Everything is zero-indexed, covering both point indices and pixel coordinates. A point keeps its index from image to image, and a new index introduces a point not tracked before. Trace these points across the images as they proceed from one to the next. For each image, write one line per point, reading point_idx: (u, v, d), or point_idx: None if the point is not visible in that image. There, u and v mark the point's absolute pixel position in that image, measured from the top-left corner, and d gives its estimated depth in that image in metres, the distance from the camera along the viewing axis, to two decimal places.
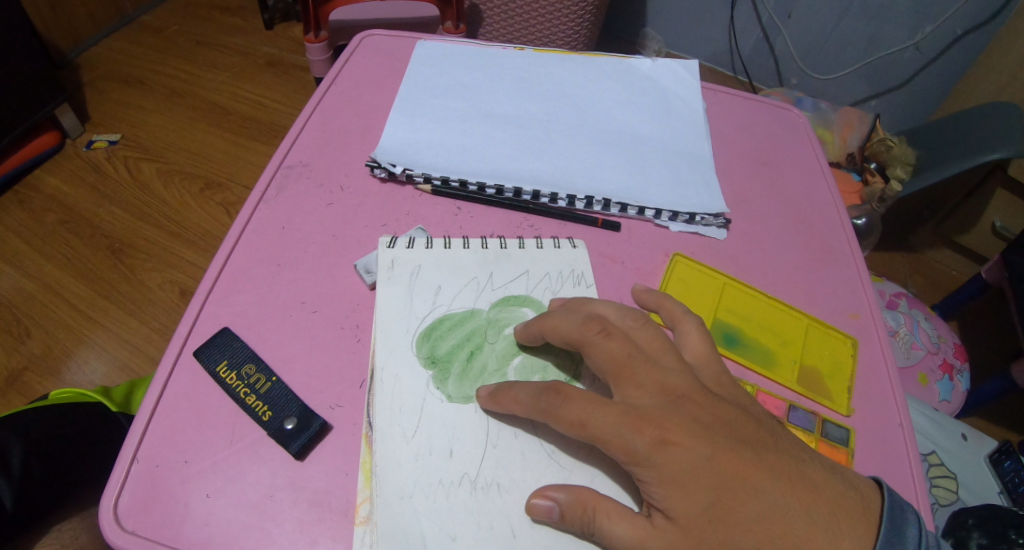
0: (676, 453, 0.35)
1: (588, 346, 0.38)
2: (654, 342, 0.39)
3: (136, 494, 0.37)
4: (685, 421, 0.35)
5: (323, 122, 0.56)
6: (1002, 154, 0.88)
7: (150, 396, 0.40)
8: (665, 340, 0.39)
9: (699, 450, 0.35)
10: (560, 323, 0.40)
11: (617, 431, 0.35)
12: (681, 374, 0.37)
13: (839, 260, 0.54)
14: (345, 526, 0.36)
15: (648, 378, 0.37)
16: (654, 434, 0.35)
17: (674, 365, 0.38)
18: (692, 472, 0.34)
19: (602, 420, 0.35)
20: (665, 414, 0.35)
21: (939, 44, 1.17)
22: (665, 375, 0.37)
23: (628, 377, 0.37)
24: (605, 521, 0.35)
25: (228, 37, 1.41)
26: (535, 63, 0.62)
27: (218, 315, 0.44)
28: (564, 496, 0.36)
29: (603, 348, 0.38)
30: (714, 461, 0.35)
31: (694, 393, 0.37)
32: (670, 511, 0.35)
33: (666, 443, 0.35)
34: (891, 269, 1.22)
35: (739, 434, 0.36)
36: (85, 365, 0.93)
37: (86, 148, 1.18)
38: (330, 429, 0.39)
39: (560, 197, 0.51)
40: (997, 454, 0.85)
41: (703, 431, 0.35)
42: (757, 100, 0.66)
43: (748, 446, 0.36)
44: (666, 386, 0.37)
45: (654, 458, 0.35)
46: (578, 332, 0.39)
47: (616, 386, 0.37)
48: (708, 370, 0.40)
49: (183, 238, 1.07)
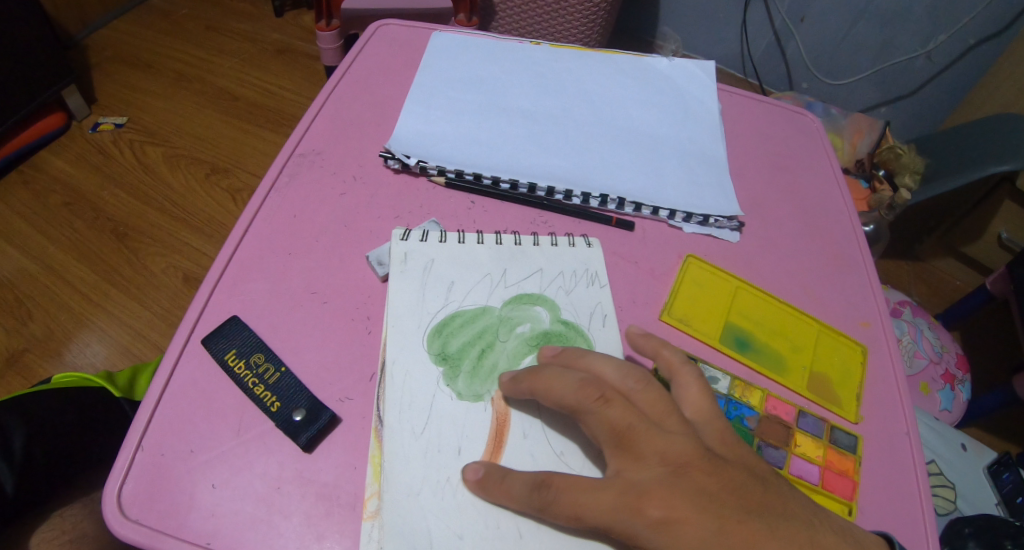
0: (680, 532, 0.33)
1: (586, 415, 0.36)
2: (656, 404, 0.36)
3: (141, 482, 0.37)
4: (689, 496, 0.33)
5: (336, 111, 0.55)
6: (1011, 167, 0.89)
7: (156, 384, 0.40)
8: (668, 401, 0.36)
9: (706, 529, 0.33)
10: (555, 384, 0.37)
11: (615, 514, 0.34)
12: (684, 440, 0.35)
13: (851, 267, 0.54)
14: (352, 520, 0.36)
15: (648, 449, 0.35)
16: (655, 514, 0.33)
17: (676, 429, 0.35)
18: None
19: (600, 504, 0.34)
20: (666, 492, 0.33)
21: (952, 53, 1.17)
22: (666, 443, 0.35)
23: (627, 450, 0.35)
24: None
25: (237, 22, 1.40)
26: (551, 58, 0.61)
27: (227, 303, 0.44)
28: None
29: (602, 417, 0.36)
30: (720, 536, 0.33)
31: (699, 462, 0.34)
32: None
33: (668, 522, 0.33)
34: (894, 276, 1.22)
35: (746, 507, 0.34)
36: (87, 348, 0.93)
37: (92, 130, 1.17)
38: (339, 422, 0.39)
39: (575, 195, 0.51)
40: (995, 465, 0.85)
41: (708, 506, 0.33)
42: (772, 102, 0.65)
43: (758, 517, 0.34)
44: (668, 456, 0.34)
45: (656, 540, 0.33)
46: (574, 399, 0.37)
47: (614, 458, 0.35)
48: (711, 427, 0.37)
49: (188, 223, 1.06)
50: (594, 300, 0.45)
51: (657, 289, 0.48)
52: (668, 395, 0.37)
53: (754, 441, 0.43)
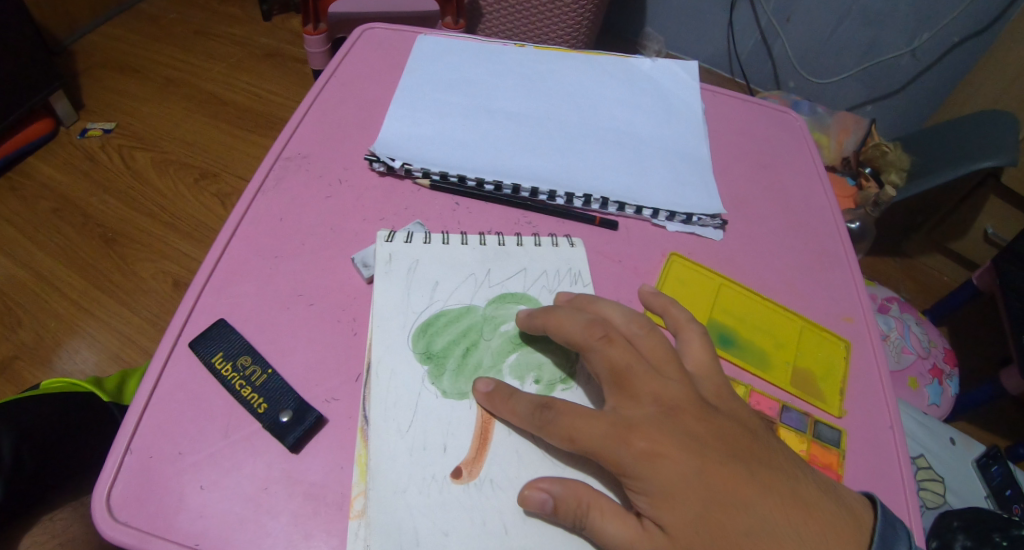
0: (663, 464, 0.35)
1: (591, 352, 0.39)
2: (656, 351, 0.40)
3: (129, 485, 0.37)
4: (676, 433, 0.36)
5: (322, 115, 0.55)
6: (998, 162, 0.89)
7: (144, 386, 0.40)
8: (668, 349, 0.40)
9: (688, 464, 0.36)
10: (566, 321, 0.41)
11: (605, 442, 0.36)
12: (678, 385, 0.38)
13: (834, 264, 0.55)
14: (340, 519, 0.37)
15: (644, 389, 0.38)
16: (641, 445, 0.36)
17: (672, 375, 0.39)
18: (680, 483, 0.35)
19: (592, 432, 0.36)
20: (656, 427, 0.36)
21: (936, 51, 1.18)
22: (662, 386, 0.38)
23: (626, 388, 0.38)
24: (598, 518, 0.35)
25: (226, 27, 1.40)
26: (535, 60, 0.61)
27: (214, 306, 0.44)
28: (559, 490, 0.36)
29: (605, 354, 0.39)
30: (702, 475, 0.35)
31: (689, 405, 0.38)
32: (658, 518, 0.35)
33: (654, 454, 0.36)
34: (883, 273, 1.23)
35: (729, 451, 0.37)
36: (77, 354, 0.92)
37: (80, 136, 1.17)
38: (325, 422, 0.40)
39: (559, 195, 0.51)
40: (985, 458, 0.86)
41: (693, 444, 0.36)
42: (755, 102, 0.66)
43: (739, 462, 0.36)
44: (661, 398, 0.38)
45: (641, 469, 0.36)
46: (580, 335, 0.40)
47: (612, 394, 0.38)
48: (708, 380, 0.40)
49: (177, 228, 1.06)
50: None
51: (641, 288, 0.48)
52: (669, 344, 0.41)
53: None
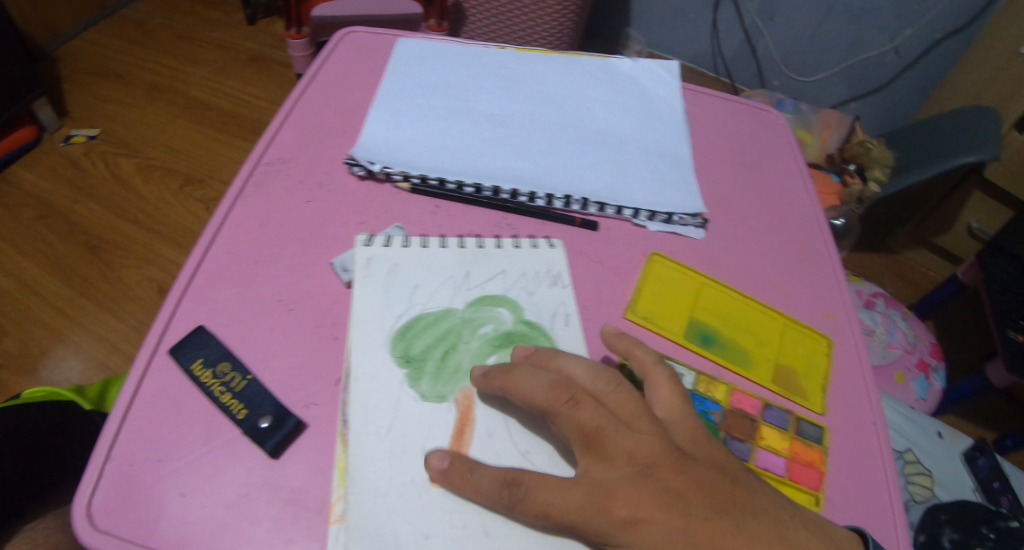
0: (647, 530, 0.35)
1: (556, 417, 0.38)
2: (626, 405, 0.38)
3: (110, 493, 0.37)
4: (654, 495, 0.36)
5: (302, 119, 0.55)
6: (977, 156, 0.88)
7: (124, 394, 0.40)
8: (637, 402, 0.38)
9: (668, 525, 0.35)
10: (525, 384, 0.39)
11: (586, 514, 0.35)
12: (651, 440, 0.37)
13: (815, 261, 0.55)
14: (320, 524, 0.36)
15: (617, 449, 0.37)
16: (622, 513, 0.35)
17: (643, 429, 0.38)
18: (662, 546, 0.35)
19: (569, 504, 0.35)
20: (632, 491, 0.35)
21: (919, 48, 1.19)
22: (633, 443, 0.37)
23: (598, 450, 0.37)
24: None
25: (210, 31, 1.39)
26: (515, 62, 0.62)
27: (194, 313, 0.44)
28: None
29: (573, 418, 0.37)
30: (685, 532, 0.35)
31: (665, 460, 0.37)
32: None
33: (635, 522, 0.35)
34: (867, 269, 1.24)
35: (708, 504, 0.36)
36: (63, 363, 0.92)
37: (64, 143, 1.16)
38: (306, 427, 0.40)
39: (539, 196, 0.52)
40: (971, 451, 0.87)
41: (671, 502, 0.36)
42: (737, 101, 0.66)
43: (718, 513, 0.36)
44: (636, 456, 0.37)
45: (623, 537, 0.35)
46: (545, 400, 0.38)
47: (585, 458, 0.37)
48: (680, 424, 0.39)
49: (163, 235, 1.06)
50: (558, 301, 0.46)
51: (622, 288, 0.49)
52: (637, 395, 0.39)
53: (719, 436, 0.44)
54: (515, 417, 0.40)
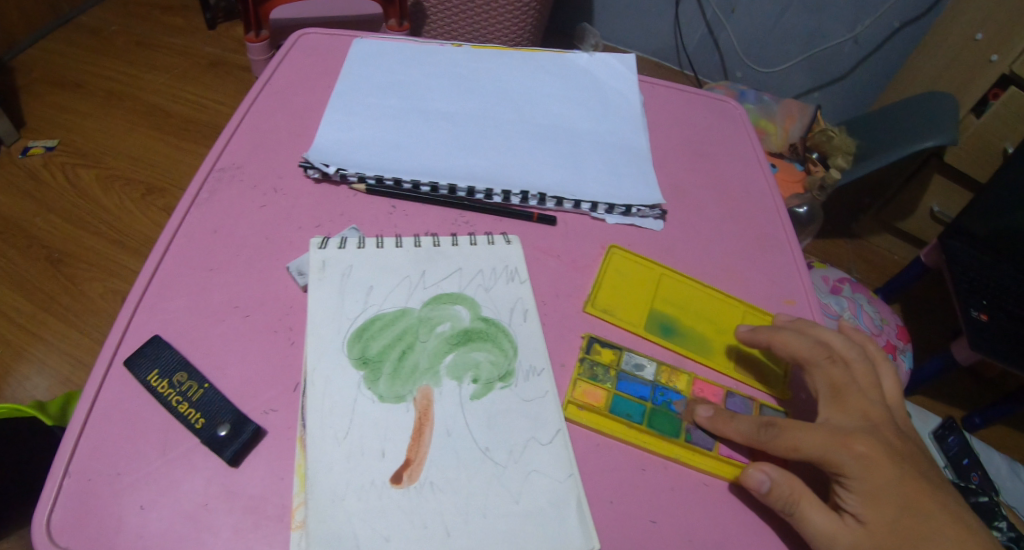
0: (877, 468, 0.39)
1: (815, 367, 0.44)
2: (867, 378, 0.44)
3: (68, 508, 0.36)
4: (884, 446, 0.40)
5: (254, 124, 0.55)
6: (937, 142, 0.89)
7: (80, 407, 0.39)
8: (875, 379, 0.44)
9: (895, 473, 0.39)
10: (794, 341, 0.45)
11: (828, 446, 0.39)
12: (882, 408, 0.42)
13: (774, 248, 0.56)
14: (280, 531, 0.36)
15: (857, 404, 0.42)
16: (860, 449, 0.39)
17: (876, 399, 0.43)
18: (890, 489, 0.38)
19: (815, 438, 0.40)
20: (870, 436, 0.40)
21: (877, 37, 1.21)
22: (870, 406, 0.42)
23: (840, 401, 0.42)
24: (807, 509, 0.38)
25: (169, 36, 1.37)
26: (470, 60, 0.62)
27: (148, 323, 0.43)
28: (777, 474, 0.39)
29: (827, 372, 0.44)
30: (906, 487, 0.39)
31: (891, 428, 0.42)
32: (861, 516, 0.38)
33: (870, 458, 0.39)
34: (835, 255, 1.27)
35: (931, 481, 0.40)
36: (27, 381, 0.90)
37: (21, 155, 1.13)
38: (264, 434, 0.39)
39: (495, 193, 0.52)
40: (941, 430, 0.89)
41: (899, 459, 0.40)
42: (694, 92, 0.67)
43: (932, 488, 0.40)
44: (869, 416, 0.42)
45: (857, 469, 0.39)
46: (810, 352, 0.44)
47: (826, 406, 0.43)
48: (900, 413, 0.45)
49: (126, 246, 1.04)
50: (515, 297, 0.46)
51: (580, 282, 0.49)
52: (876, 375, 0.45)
53: (682, 425, 0.43)
54: (475, 416, 0.40)
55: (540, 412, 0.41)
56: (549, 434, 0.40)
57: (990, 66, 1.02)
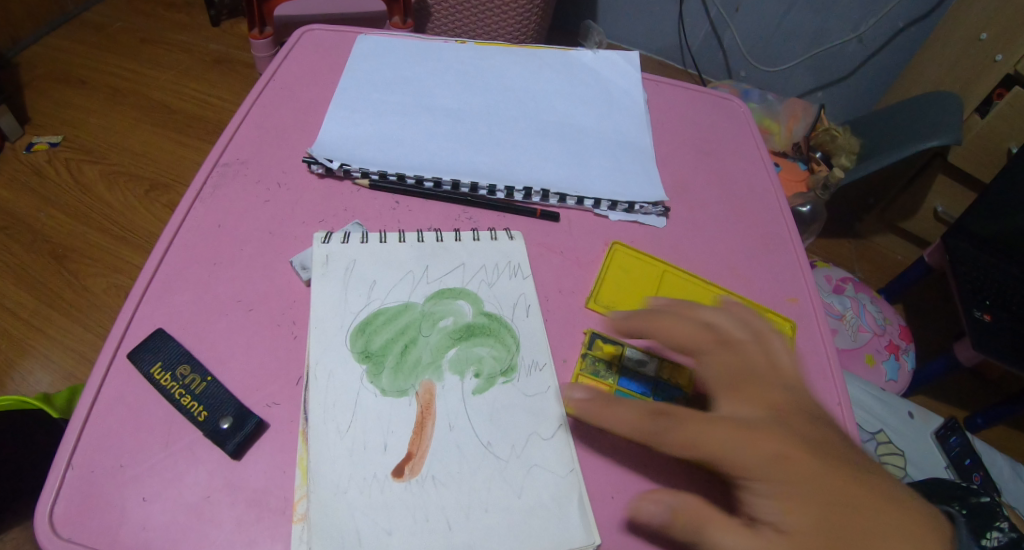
0: (789, 462, 0.33)
1: (704, 353, 0.39)
2: (771, 358, 0.39)
3: (71, 500, 0.36)
4: (797, 435, 0.34)
5: (259, 119, 0.55)
6: (940, 141, 0.89)
7: (84, 399, 0.39)
8: (779, 357, 0.39)
9: (814, 466, 0.33)
10: (672, 324, 0.40)
11: (725, 440, 0.34)
12: (792, 391, 0.37)
13: (777, 246, 0.56)
14: (283, 524, 0.36)
15: (760, 389, 0.37)
16: (764, 440, 0.34)
17: (787, 379, 0.38)
18: (809, 487, 0.32)
19: (708, 431, 0.34)
20: (775, 426, 0.35)
21: (881, 37, 1.21)
22: (778, 389, 0.37)
23: (738, 390, 0.37)
24: (712, 529, 0.32)
25: (174, 33, 1.37)
26: (474, 56, 0.62)
27: (151, 316, 0.43)
28: (671, 498, 0.34)
29: (717, 357, 0.39)
30: (832, 480, 0.33)
31: (806, 414, 0.36)
32: (782, 524, 0.32)
33: (777, 451, 0.33)
34: (838, 254, 1.27)
35: (866, 471, 0.34)
36: (30, 376, 0.90)
37: (25, 150, 1.13)
38: (267, 427, 0.39)
39: (499, 189, 0.52)
40: (943, 430, 0.88)
41: (818, 448, 0.34)
42: (697, 89, 0.67)
43: (871, 480, 0.33)
44: (778, 401, 0.36)
45: (762, 466, 0.33)
46: (691, 336, 0.39)
47: (724, 395, 0.37)
48: None
49: (131, 242, 1.05)
50: (518, 293, 0.46)
51: (583, 278, 0.49)
52: (783, 353, 0.39)
53: None
54: (477, 410, 0.40)
55: (543, 408, 0.41)
56: (552, 429, 0.40)
57: (995, 65, 1.01)
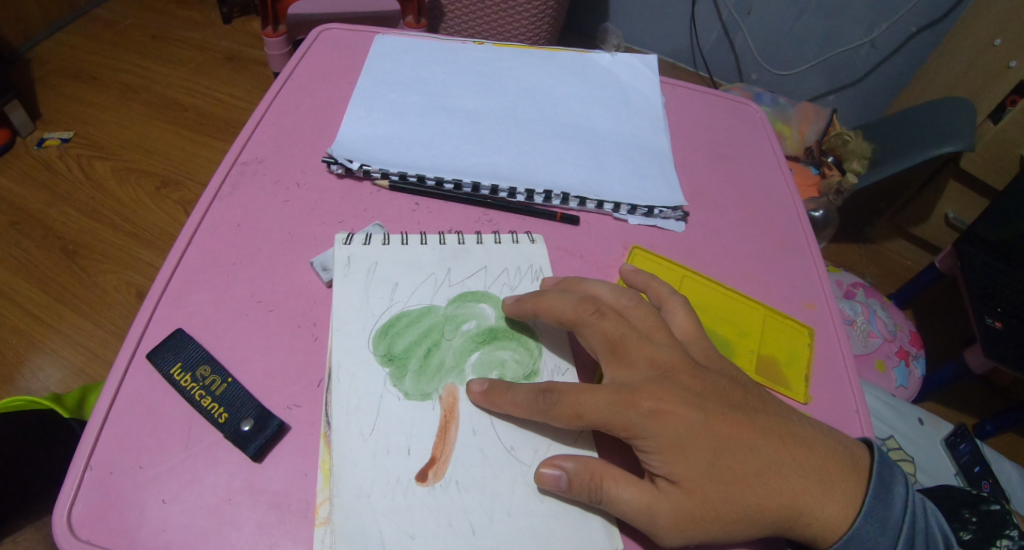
0: (671, 420, 0.37)
1: (584, 326, 0.40)
2: (645, 321, 0.41)
3: (90, 501, 0.36)
4: (677, 393, 0.38)
5: (278, 118, 0.55)
6: (953, 148, 0.89)
7: (103, 400, 0.39)
8: (653, 318, 0.42)
9: (692, 419, 0.37)
10: (556, 303, 0.42)
11: (612, 410, 0.37)
12: (669, 348, 0.40)
13: (795, 251, 0.55)
14: (304, 527, 0.36)
15: (639, 354, 0.39)
16: (648, 405, 0.37)
17: (663, 338, 0.41)
18: (690, 440, 0.37)
19: (598, 403, 0.37)
20: (656, 387, 0.38)
21: (894, 41, 1.21)
22: (655, 350, 0.40)
23: (620, 357, 0.39)
24: (612, 487, 0.36)
25: (185, 30, 1.37)
26: (492, 58, 0.62)
27: (171, 316, 0.43)
28: (572, 465, 0.37)
29: (598, 327, 0.40)
30: (707, 425, 0.37)
31: (684, 369, 0.39)
32: (672, 476, 0.36)
33: (660, 412, 0.37)
34: (848, 259, 1.27)
35: (738, 410, 0.39)
36: (40, 371, 0.90)
37: (37, 146, 1.13)
38: (287, 430, 0.39)
39: (519, 192, 0.52)
40: (953, 437, 0.87)
41: (697, 400, 0.38)
42: (716, 94, 0.67)
43: (743, 418, 0.38)
44: (657, 361, 0.39)
45: (649, 428, 0.37)
46: (574, 312, 0.41)
47: (608, 364, 0.40)
48: (697, 345, 0.42)
49: (142, 239, 1.04)
50: None
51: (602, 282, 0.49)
52: (654, 312, 0.42)
53: None
54: (501, 414, 0.40)
55: None
56: (574, 434, 0.40)
57: (1009, 71, 1.01)
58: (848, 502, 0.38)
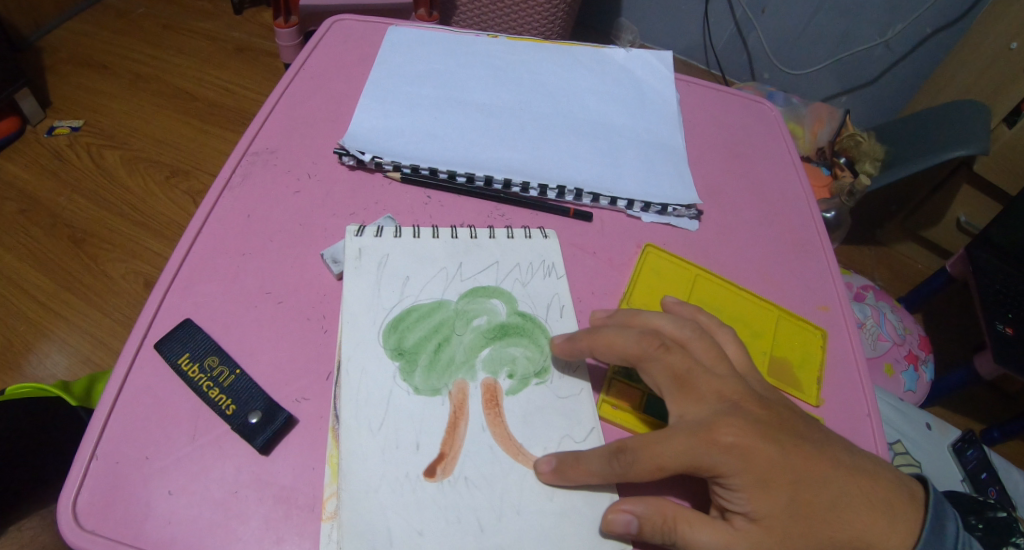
0: (751, 456, 0.35)
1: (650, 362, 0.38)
2: (708, 352, 0.39)
3: (96, 491, 0.36)
4: (754, 427, 0.36)
5: (290, 109, 0.54)
6: (967, 152, 0.89)
7: (109, 391, 0.39)
8: (716, 349, 0.40)
9: (771, 453, 0.35)
10: (616, 339, 0.39)
11: (691, 449, 0.35)
12: (735, 380, 0.38)
13: (809, 253, 0.55)
14: (312, 521, 0.36)
15: (707, 388, 0.37)
16: (728, 441, 0.35)
17: (727, 371, 0.39)
18: (770, 475, 0.35)
19: (676, 446, 0.35)
20: (734, 421, 0.36)
21: (909, 42, 1.19)
22: (723, 383, 0.38)
23: (688, 392, 0.37)
24: (688, 529, 0.35)
25: (196, 20, 1.37)
26: (507, 51, 0.61)
27: (179, 306, 0.43)
28: (642, 509, 0.35)
29: (665, 362, 0.38)
30: (784, 457, 0.36)
31: (752, 400, 0.37)
32: (752, 513, 0.35)
33: (740, 448, 0.35)
34: (857, 262, 1.26)
35: (809, 441, 0.37)
36: (47, 359, 0.90)
37: (47, 134, 1.13)
38: (295, 423, 0.39)
39: (532, 187, 0.51)
40: (960, 442, 0.86)
41: (771, 433, 0.36)
42: (731, 92, 0.66)
43: (813, 448, 0.37)
44: (724, 394, 0.37)
45: (730, 465, 0.35)
46: (638, 348, 0.39)
47: (674, 400, 0.38)
48: (751, 374, 0.41)
49: (149, 228, 1.04)
50: (552, 293, 0.45)
51: (616, 280, 0.48)
52: (715, 343, 0.40)
53: None
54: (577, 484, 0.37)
55: (576, 410, 0.40)
56: (585, 432, 0.40)
57: None
58: (911, 530, 0.37)
